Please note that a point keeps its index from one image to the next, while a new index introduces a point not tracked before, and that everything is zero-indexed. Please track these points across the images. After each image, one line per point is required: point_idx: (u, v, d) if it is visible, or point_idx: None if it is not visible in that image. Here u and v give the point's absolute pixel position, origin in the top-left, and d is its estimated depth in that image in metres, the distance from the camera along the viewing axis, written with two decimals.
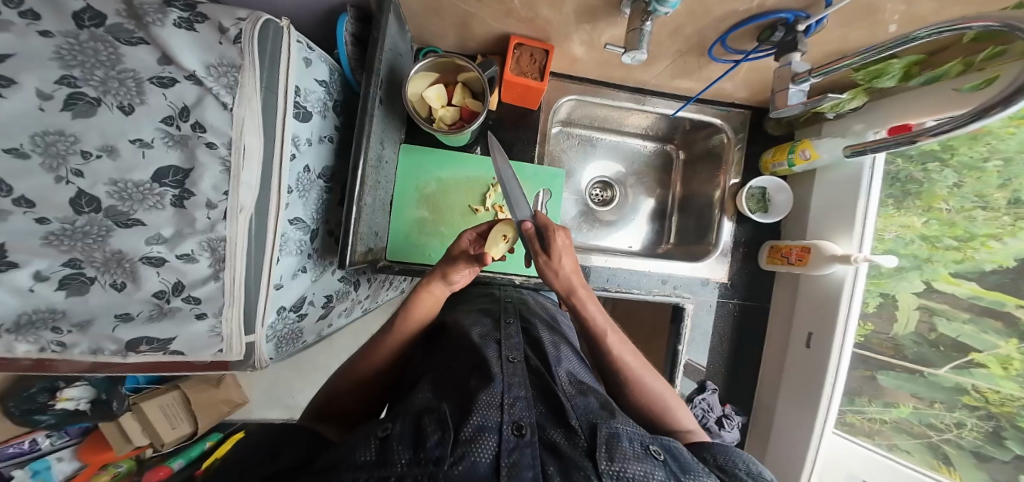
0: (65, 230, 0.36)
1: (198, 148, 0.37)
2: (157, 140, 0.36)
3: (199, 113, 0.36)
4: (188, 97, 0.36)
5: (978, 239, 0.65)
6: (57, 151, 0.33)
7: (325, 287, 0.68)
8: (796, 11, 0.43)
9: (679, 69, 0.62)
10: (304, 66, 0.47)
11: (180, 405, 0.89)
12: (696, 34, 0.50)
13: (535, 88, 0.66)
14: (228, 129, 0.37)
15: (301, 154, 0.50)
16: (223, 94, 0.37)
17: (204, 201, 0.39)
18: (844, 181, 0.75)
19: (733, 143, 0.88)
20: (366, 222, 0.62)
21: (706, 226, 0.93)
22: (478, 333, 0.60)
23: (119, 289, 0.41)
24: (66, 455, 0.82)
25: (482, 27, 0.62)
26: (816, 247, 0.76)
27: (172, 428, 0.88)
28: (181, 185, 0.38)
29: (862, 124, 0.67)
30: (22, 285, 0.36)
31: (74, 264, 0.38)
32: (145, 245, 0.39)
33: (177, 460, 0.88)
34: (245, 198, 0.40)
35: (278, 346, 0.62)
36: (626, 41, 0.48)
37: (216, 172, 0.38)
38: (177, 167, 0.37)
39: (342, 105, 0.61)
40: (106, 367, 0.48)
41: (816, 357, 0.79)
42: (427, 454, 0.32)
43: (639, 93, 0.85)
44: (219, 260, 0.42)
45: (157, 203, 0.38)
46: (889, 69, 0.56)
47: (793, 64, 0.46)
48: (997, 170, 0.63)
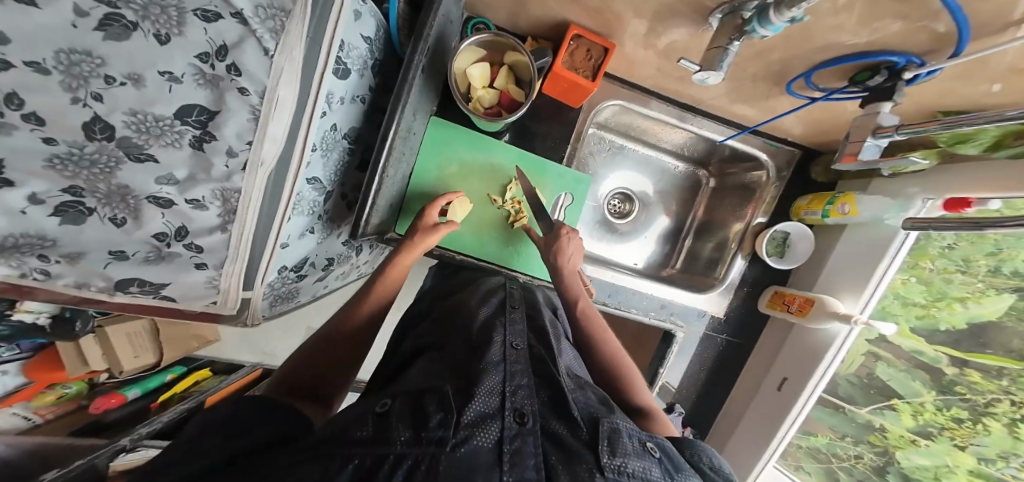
0: (71, 155, 0.31)
1: (229, 92, 0.34)
2: (187, 76, 0.32)
3: (238, 56, 0.32)
4: (229, 35, 0.31)
5: (946, 300, 0.70)
6: (80, 72, 0.27)
7: (328, 249, 0.65)
8: (911, 56, 0.39)
9: (745, 94, 0.58)
10: (353, 18, 0.43)
11: (147, 334, 0.85)
12: (778, 65, 0.47)
13: (583, 87, 0.62)
14: (265, 78, 0.34)
15: (331, 112, 0.47)
16: (267, 39, 0.33)
17: (225, 148, 0.37)
18: (870, 240, 0.73)
19: (771, 182, 0.86)
20: (384, 195, 0.60)
21: (718, 258, 0.93)
22: (483, 318, 0.57)
23: (118, 226, 0.38)
24: (10, 369, 0.70)
25: (543, 11, 0.57)
26: (820, 300, 0.75)
27: (134, 356, 0.81)
28: (204, 127, 0.35)
29: (917, 188, 0.66)
30: (14, 206, 0.32)
31: (75, 191, 0.34)
32: (154, 184, 0.36)
33: (133, 389, 0.83)
34: (267, 152, 0.39)
35: (273, 304, 0.61)
36: (704, 57, 0.45)
37: (244, 120, 0.36)
38: (203, 108, 0.34)
39: (381, 65, 0.56)
40: (86, 303, 0.45)
41: (784, 401, 0.79)
42: (429, 433, 0.31)
43: (684, 110, 0.82)
44: (230, 212, 0.42)
45: (174, 142, 0.35)
46: (976, 136, 0.53)
47: (882, 115, 0.45)
48: (993, 238, 0.64)
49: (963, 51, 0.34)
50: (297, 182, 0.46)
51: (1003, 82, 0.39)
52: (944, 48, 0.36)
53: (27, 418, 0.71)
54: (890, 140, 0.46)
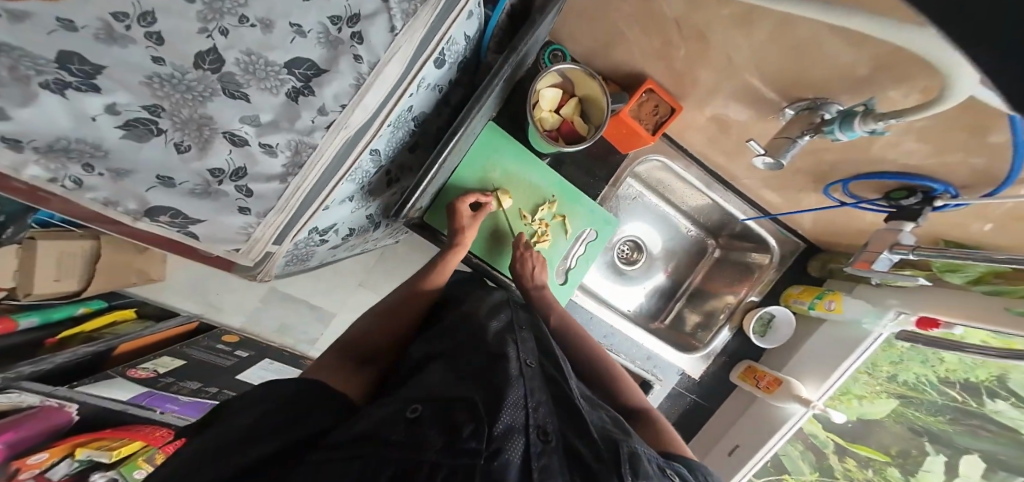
0: (171, 78, 0.31)
1: (345, 56, 0.36)
2: (313, 33, 0.33)
3: (366, 27, 0.35)
4: (365, 7, 0.34)
5: (848, 396, 0.86)
6: (219, 6, 0.28)
7: (354, 221, 0.63)
8: (948, 187, 0.45)
9: (778, 182, 0.64)
10: (466, 19, 0.46)
11: (82, 259, 0.74)
12: (832, 163, 0.52)
13: (642, 138, 0.66)
14: (381, 51, 0.38)
15: (415, 95, 0.48)
16: (397, 18, 0.36)
17: (319, 105, 0.38)
18: (841, 338, 0.81)
19: (770, 266, 0.92)
20: (432, 185, 0.61)
21: (709, 323, 0.97)
22: (493, 331, 0.53)
23: (180, 152, 0.37)
24: None
25: (627, 61, 0.61)
26: (787, 383, 0.83)
27: (55, 280, 0.70)
28: (307, 81, 0.36)
29: (896, 300, 0.72)
30: (87, 111, 0.30)
31: (154, 110, 0.33)
32: (236, 122, 0.37)
33: (30, 317, 0.69)
34: (356, 117, 0.42)
35: (286, 263, 0.60)
36: (772, 144, 0.52)
37: (347, 84, 0.38)
38: (313, 63, 0.36)
39: (465, 63, 0.57)
40: (100, 221, 0.41)
41: (733, 465, 0.88)
42: (462, 445, 0.32)
43: (711, 180, 0.87)
44: (296, 164, 0.43)
45: (273, 87, 0.36)
46: (964, 268, 0.60)
47: (905, 233, 0.51)
48: (899, 349, 0.80)
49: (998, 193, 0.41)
50: (363, 150, 0.47)
51: (996, 222, 0.46)
52: (979, 187, 0.42)
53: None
54: (901, 257, 0.52)
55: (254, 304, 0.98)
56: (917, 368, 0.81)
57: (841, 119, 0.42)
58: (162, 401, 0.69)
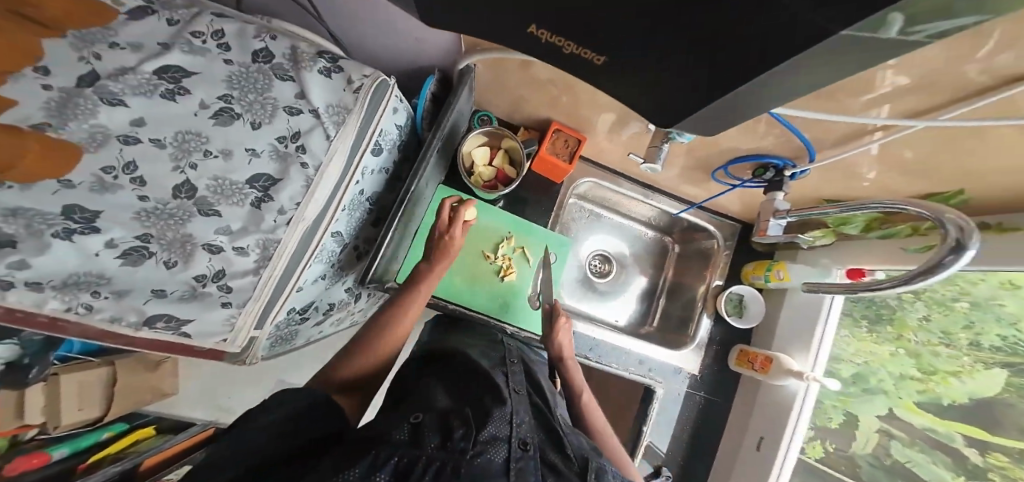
0: (156, 210, 0.42)
1: (293, 165, 0.46)
2: (265, 152, 0.45)
3: (306, 140, 0.46)
4: (303, 125, 0.46)
5: (938, 374, 0.71)
6: (187, 147, 0.41)
7: (333, 296, 0.69)
8: (786, 160, 0.56)
9: (686, 179, 0.75)
10: (393, 113, 0.57)
11: (101, 385, 0.76)
12: (707, 161, 0.64)
13: (563, 168, 0.79)
14: (322, 155, 0.47)
15: (362, 181, 0.57)
16: (330, 128, 0.47)
17: (278, 207, 0.47)
18: (807, 305, 0.83)
19: (722, 249, 0.99)
20: (392, 249, 0.68)
21: (689, 315, 0.99)
22: (487, 365, 0.58)
23: (168, 267, 0.44)
24: None
25: (533, 111, 0.76)
26: (776, 358, 0.83)
27: (78, 409, 0.72)
28: (266, 190, 0.46)
29: (827, 258, 0.80)
30: (92, 249, 0.40)
31: (145, 238, 0.42)
32: (212, 234, 0.45)
33: (61, 448, 0.70)
34: (310, 211, 0.49)
35: (272, 344, 0.64)
36: (646, 153, 0.61)
37: (298, 186, 0.47)
38: (269, 176, 0.45)
39: (405, 143, 0.68)
40: (107, 338, 0.47)
41: (762, 462, 0.81)
42: (453, 444, 0.37)
43: (646, 189, 0.98)
44: (266, 258, 0.49)
45: (239, 201, 0.45)
46: (852, 220, 0.70)
47: (776, 202, 0.59)
48: (962, 310, 0.68)
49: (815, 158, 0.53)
50: (325, 234, 0.54)
51: (869, 181, 0.54)
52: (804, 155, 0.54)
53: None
54: (788, 220, 0.59)
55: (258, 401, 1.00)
56: (999, 327, 0.64)
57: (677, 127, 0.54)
58: None
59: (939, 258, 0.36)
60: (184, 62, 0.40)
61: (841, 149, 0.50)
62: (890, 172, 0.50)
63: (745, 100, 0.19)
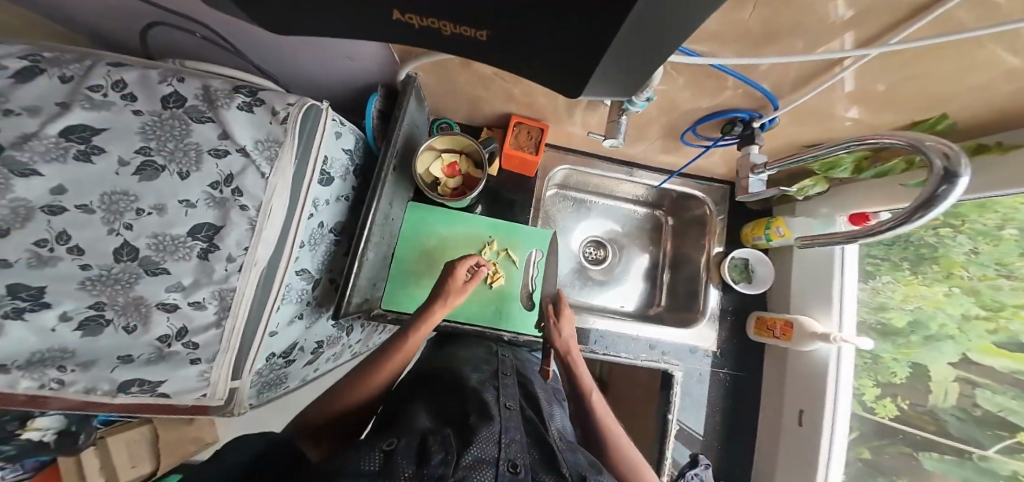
0: (101, 276, 0.42)
1: (233, 209, 0.45)
2: (201, 201, 0.44)
3: (241, 181, 0.45)
4: (234, 166, 0.45)
5: (1008, 310, 0.55)
6: (117, 208, 0.41)
7: (318, 334, 0.70)
8: (750, 112, 0.50)
9: (660, 147, 0.70)
10: (334, 138, 0.56)
11: (146, 443, 0.84)
12: (675, 126, 0.59)
13: (531, 161, 0.77)
14: (261, 194, 0.46)
15: (317, 213, 0.56)
16: (263, 165, 0.46)
17: (226, 254, 0.45)
18: (819, 259, 0.77)
19: (715, 214, 0.91)
20: (366, 276, 0.67)
21: (694, 290, 0.92)
22: (476, 382, 0.57)
23: (129, 333, 0.44)
24: None
25: (489, 108, 0.74)
26: (796, 322, 0.76)
27: (131, 466, 0.81)
28: (210, 240, 0.45)
29: (827, 208, 0.71)
30: (47, 325, 0.41)
31: (98, 305, 0.42)
32: (164, 292, 0.44)
33: None
34: (261, 253, 0.47)
35: (261, 391, 0.63)
36: (606, 129, 0.55)
37: (242, 230, 0.45)
38: (210, 224, 0.45)
39: (361, 167, 0.69)
40: (93, 406, 0.48)
41: (807, 437, 0.74)
42: (429, 470, 0.33)
43: (628, 166, 0.92)
44: (225, 308, 0.47)
45: (185, 255, 0.44)
46: (840, 163, 0.61)
47: (751, 156, 0.53)
48: (1013, 237, 0.54)
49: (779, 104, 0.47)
50: (287, 273, 0.53)
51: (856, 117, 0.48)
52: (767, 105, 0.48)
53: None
54: (767, 173, 0.54)
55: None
56: None
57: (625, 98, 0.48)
58: None
59: (933, 189, 0.31)
60: (89, 121, 0.41)
61: (803, 91, 0.44)
62: (869, 107, 0.45)
63: (648, 45, 0.17)
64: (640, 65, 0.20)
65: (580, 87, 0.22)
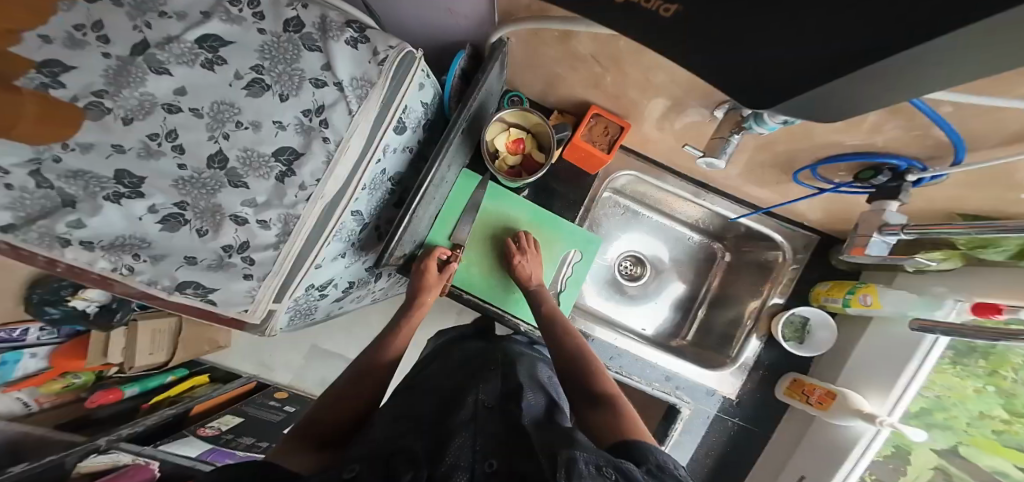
0: (192, 178, 0.47)
1: (316, 139, 0.47)
2: (291, 125, 0.46)
3: (329, 114, 0.46)
4: (327, 98, 0.46)
5: None
6: (222, 118, 0.45)
7: (352, 274, 0.69)
8: (912, 161, 0.46)
9: (754, 177, 0.66)
10: (417, 89, 0.53)
11: (169, 334, 0.89)
12: (788, 152, 0.54)
13: (599, 157, 0.72)
14: (343, 131, 0.47)
15: (384, 160, 0.55)
16: (353, 102, 0.46)
17: (299, 182, 0.48)
18: (900, 338, 0.68)
19: (789, 263, 0.84)
20: (411, 232, 0.66)
21: (732, 336, 0.88)
22: (455, 382, 0.54)
23: (201, 235, 0.49)
24: (41, 352, 0.78)
25: (566, 89, 0.70)
26: (842, 395, 0.71)
27: (149, 354, 0.85)
28: (289, 165, 0.47)
29: (943, 287, 0.64)
30: (137, 213, 0.47)
31: (182, 205, 0.48)
32: (238, 205, 0.48)
33: (131, 387, 0.86)
34: (329, 187, 0.49)
35: (292, 318, 0.66)
36: (708, 145, 0.55)
37: (318, 162, 0.48)
38: (293, 150, 0.47)
39: (431, 123, 0.66)
40: (147, 298, 0.54)
41: None
42: None
43: (699, 188, 0.85)
44: (286, 232, 0.50)
45: (265, 174, 0.47)
46: (998, 243, 0.54)
47: (888, 213, 0.51)
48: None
49: (964, 159, 0.42)
50: (343, 213, 0.54)
51: None
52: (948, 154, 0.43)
53: (27, 404, 0.77)
54: (897, 238, 0.51)
55: (300, 359, 1.03)
56: None
57: (755, 115, 0.45)
58: (221, 456, 0.75)
59: None
60: (222, 32, 0.43)
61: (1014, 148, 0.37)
62: None
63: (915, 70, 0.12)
64: (873, 91, 0.14)
65: (760, 107, 0.18)
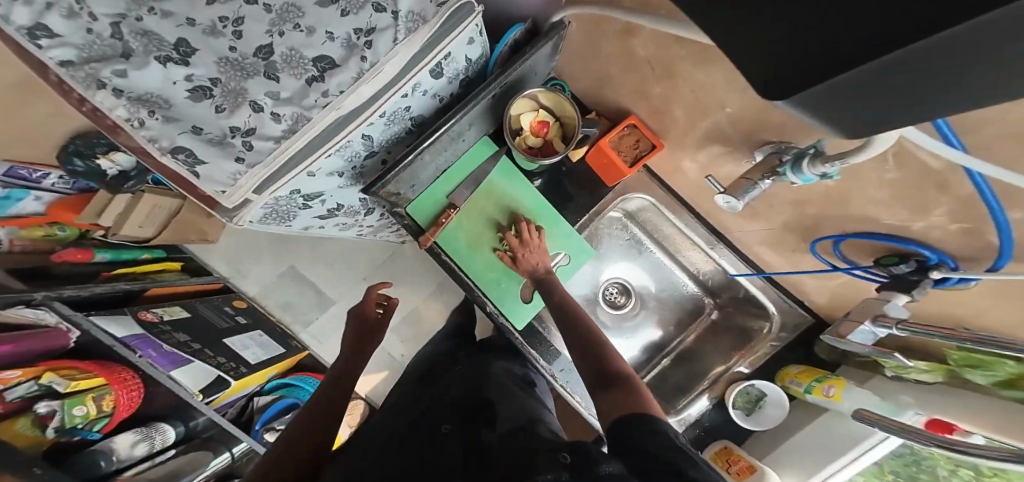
0: (234, 60, 0.44)
1: (355, 56, 0.45)
2: (340, 38, 0.45)
3: (377, 38, 0.44)
4: (380, 24, 0.44)
5: None
6: (285, 18, 0.44)
7: (343, 197, 0.65)
8: (945, 256, 0.40)
9: (771, 239, 0.60)
10: (466, 44, 0.51)
11: (164, 213, 0.91)
12: (816, 216, 0.49)
13: (619, 170, 0.66)
14: (383, 56, 0.45)
15: (411, 97, 0.52)
16: (401, 32, 0.44)
17: (324, 89, 0.45)
18: (844, 436, 0.59)
19: (769, 337, 0.74)
20: (410, 174, 0.61)
21: (689, 386, 0.81)
22: (425, 420, 0.47)
23: (217, 111, 0.45)
24: (46, 197, 0.80)
25: (613, 92, 0.64)
26: (762, 470, 0.64)
27: (138, 226, 0.87)
28: (321, 72, 0.45)
29: (909, 397, 0.55)
30: (173, 76, 0.43)
31: (214, 81, 0.44)
32: (262, 94, 0.45)
33: (103, 253, 0.83)
34: (350, 103, 0.46)
35: (265, 219, 0.57)
36: (732, 184, 0.48)
37: (349, 76, 0.45)
38: (331, 61, 0.45)
39: (467, 82, 0.62)
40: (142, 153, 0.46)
41: None
42: None
43: (714, 237, 0.75)
44: (292, 130, 0.45)
45: (299, 74, 0.45)
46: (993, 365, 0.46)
47: (890, 304, 0.44)
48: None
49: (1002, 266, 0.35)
50: (352, 135, 0.50)
51: None
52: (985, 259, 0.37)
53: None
54: (887, 331, 0.45)
55: (271, 278, 1.11)
56: None
57: (795, 161, 0.40)
58: (145, 345, 0.69)
59: None
60: None
61: None
62: None
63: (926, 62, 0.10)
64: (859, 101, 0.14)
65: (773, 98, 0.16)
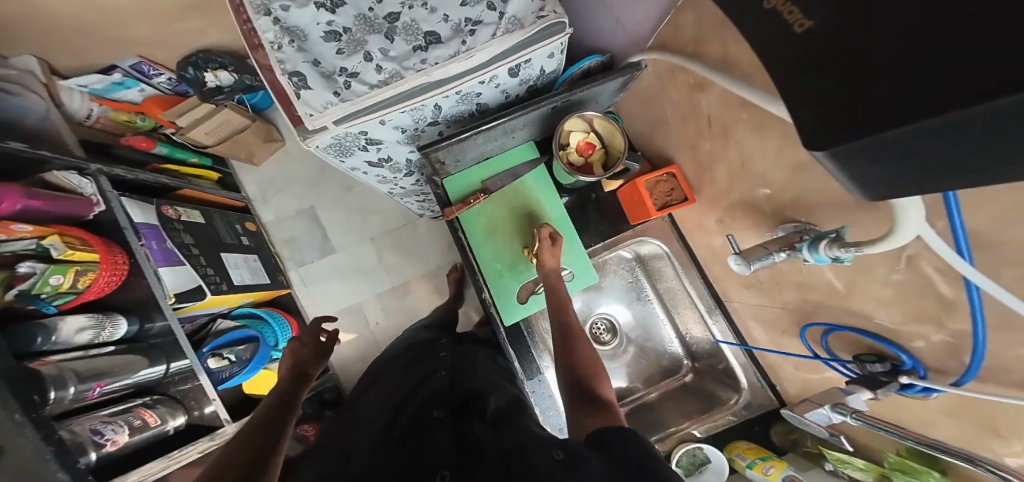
0: (367, 18, 0.51)
1: (457, 38, 0.51)
2: (454, 22, 0.51)
3: (479, 28, 0.51)
4: (486, 19, 0.51)
5: None
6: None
7: (395, 153, 0.68)
8: (919, 366, 0.42)
9: (769, 317, 0.63)
10: (545, 56, 0.56)
11: (232, 129, 1.01)
12: (813, 303, 0.53)
13: (644, 209, 0.69)
14: (479, 43, 0.50)
15: (486, 85, 0.57)
16: (501, 30, 0.50)
17: (424, 56, 0.50)
18: None
19: (731, 410, 0.74)
20: (460, 150, 0.65)
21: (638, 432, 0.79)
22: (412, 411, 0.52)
23: (337, 52, 0.50)
24: (148, 91, 0.91)
25: (663, 137, 0.69)
26: None
27: (205, 134, 0.98)
28: (427, 43, 0.51)
29: None
30: (318, 19, 0.50)
31: (345, 29, 0.50)
32: (375, 47, 0.50)
33: (162, 147, 0.94)
34: (440, 73, 0.50)
35: (327, 153, 0.59)
36: (747, 249, 0.50)
37: (447, 51, 0.50)
38: (437, 35, 0.51)
39: (535, 89, 0.66)
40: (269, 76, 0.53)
41: None
42: None
43: (715, 305, 0.77)
44: (387, 82, 0.50)
45: (410, 40, 0.51)
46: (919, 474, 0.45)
47: (853, 397, 0.46)
48: None
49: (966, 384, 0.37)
50: (430, 99, 0.54)
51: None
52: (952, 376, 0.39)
53: (90, 115, 0.86)
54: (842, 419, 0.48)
55: (292, 210, 1.18)
56: None
57: (812, 242, 0.42)
58: (151, 236, 0.73)
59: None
60: None
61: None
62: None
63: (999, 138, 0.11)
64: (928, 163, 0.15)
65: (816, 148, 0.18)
